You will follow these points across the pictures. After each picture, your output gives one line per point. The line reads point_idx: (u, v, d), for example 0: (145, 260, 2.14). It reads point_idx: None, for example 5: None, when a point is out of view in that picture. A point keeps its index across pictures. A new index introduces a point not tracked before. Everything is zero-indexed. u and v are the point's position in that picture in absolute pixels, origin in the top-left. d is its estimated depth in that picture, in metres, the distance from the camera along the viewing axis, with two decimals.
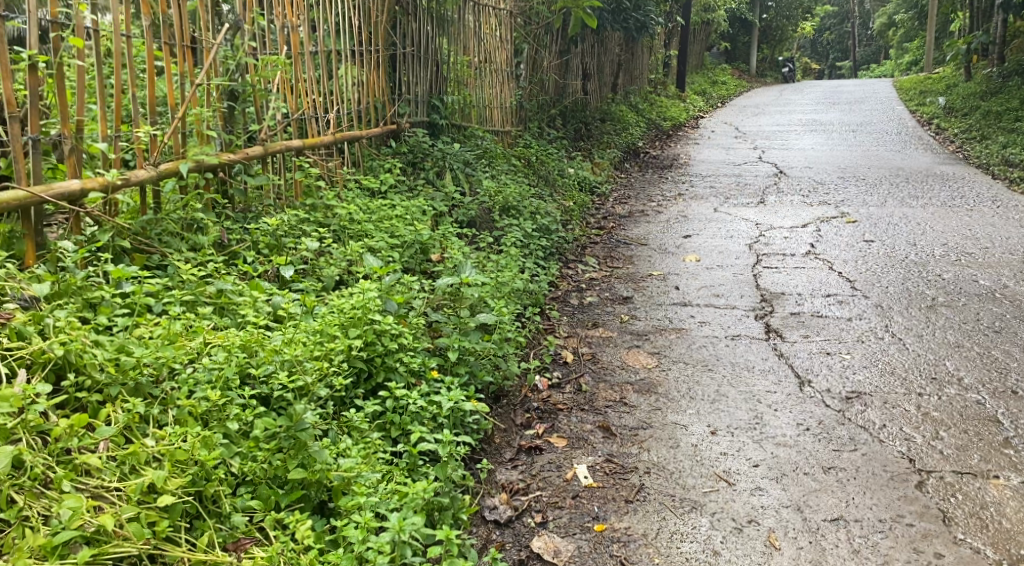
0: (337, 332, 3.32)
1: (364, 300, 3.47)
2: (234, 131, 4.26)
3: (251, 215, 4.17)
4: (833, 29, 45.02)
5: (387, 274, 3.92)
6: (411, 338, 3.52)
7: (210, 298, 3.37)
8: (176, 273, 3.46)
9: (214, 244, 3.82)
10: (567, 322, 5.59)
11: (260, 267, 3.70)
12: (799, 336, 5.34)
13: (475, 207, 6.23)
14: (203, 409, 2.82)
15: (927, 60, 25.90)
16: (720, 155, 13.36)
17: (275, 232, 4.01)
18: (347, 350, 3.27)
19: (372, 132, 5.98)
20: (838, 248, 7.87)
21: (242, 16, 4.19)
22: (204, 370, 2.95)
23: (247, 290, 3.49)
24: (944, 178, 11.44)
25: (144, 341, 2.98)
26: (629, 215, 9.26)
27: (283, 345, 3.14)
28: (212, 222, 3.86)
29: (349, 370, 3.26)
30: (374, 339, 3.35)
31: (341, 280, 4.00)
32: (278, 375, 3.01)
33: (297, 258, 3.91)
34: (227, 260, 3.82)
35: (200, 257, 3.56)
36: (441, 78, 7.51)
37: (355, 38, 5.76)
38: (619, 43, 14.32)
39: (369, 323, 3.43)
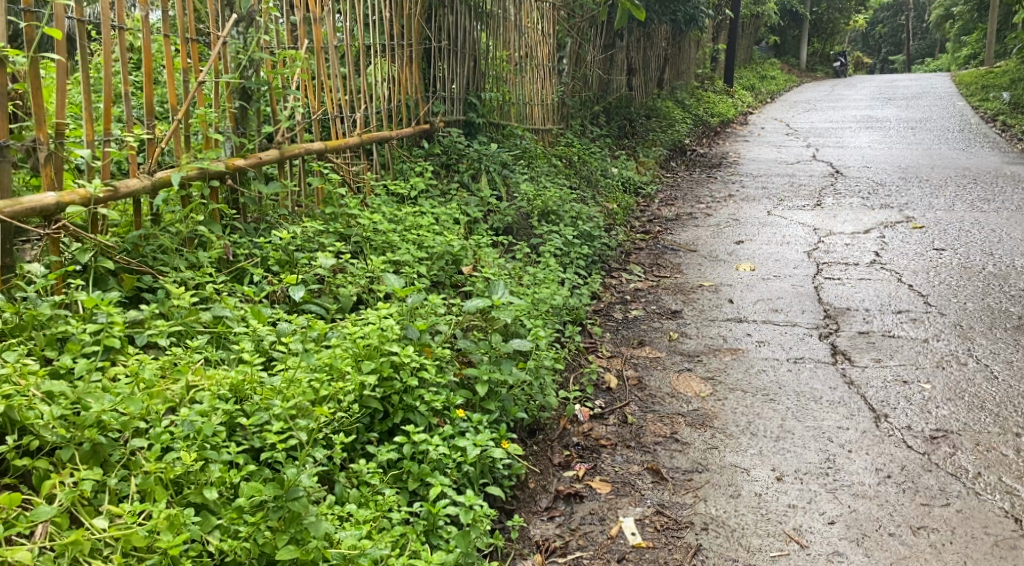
0: (349, 366, 2.94)
1: (381, 327, 3.07)
2: (246, 134, 3.82)
3: (262, 227, 3.78)
4: (886, 22, 43.83)
5: (410, 294, 3.46)
6: (435, 371, 3.10)
7: (206, 326, 3.09)
8: (167, 298, 3.14)
9: (217, 261, 3.46)
10: (611, 340, 5.12)
11: (266, 289, 3.30)
12: (870, 360, 4.88)
13: (512, 213, 5.79)
14: (176, 473, 2.50)
15: (986, 55, 24.99)
16: (772, 153, 12.74)
17: (286, 245, 3.62)
18: (359, 389, 2.88)
19: (403, 132, 5.56)
20: (907, 258, 7.33)
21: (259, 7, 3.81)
22: (183, 423, 2.61)
23: (247, 319, 3.15)
24: (1015, 179, 10.75)
25: (112, 390, 2.63)
26: (676, 218, 8.75)
27: (280, 388, 2.79)
28: (216, 235, 3.52)
29: (361, 411, 2.88)
30: (391, 374, 2.96)
31: (360, 299, 3.59)
32: (271, 427, 2.67)
33: (309, 277, 3.50)
34: (233, 280, 3.46)
35: (197, 279, 3.24)
36: (478, 75, 7.09)
37: (385, 31, 5.35)
38: (666, 37, 13.77)
39: (386, 354, 3.03)
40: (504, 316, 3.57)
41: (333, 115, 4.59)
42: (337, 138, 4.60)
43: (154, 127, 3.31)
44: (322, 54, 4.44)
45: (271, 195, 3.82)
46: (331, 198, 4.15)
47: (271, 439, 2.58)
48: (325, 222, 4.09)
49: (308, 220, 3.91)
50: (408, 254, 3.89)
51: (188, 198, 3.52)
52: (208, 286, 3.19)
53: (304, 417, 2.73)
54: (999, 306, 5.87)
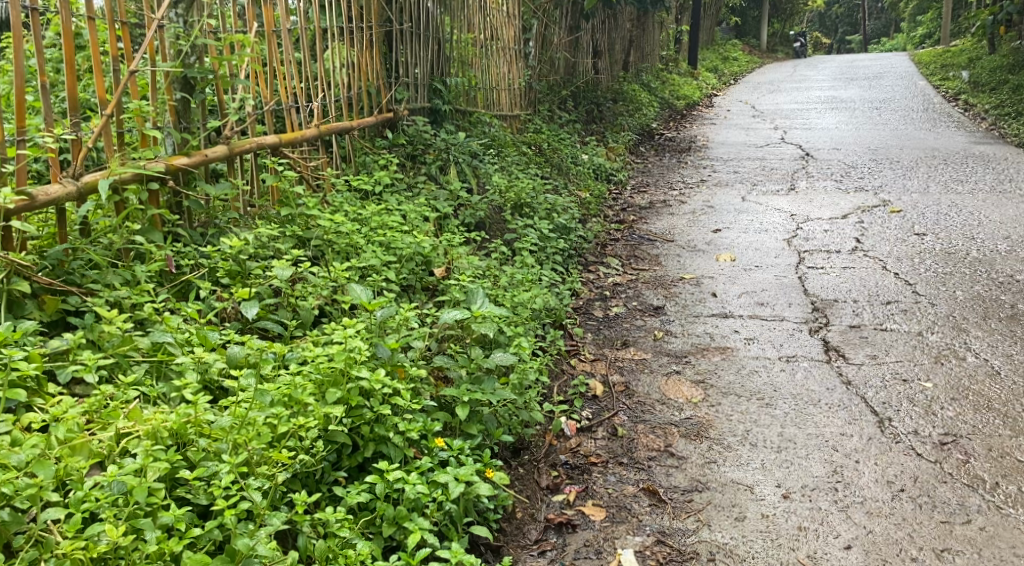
0: (312, 397, 2.69)
1: (347, 346, 2.79)
2: (190, 128, 3.45)
3: (210, 233, 3.41)
4: (843, 4, 43.96)
5: (378, 308, 3.13)
6: (410, 396, 2.85)
7: (145, 353, 2.80)
8: (96, 323, 2.83)
9: (158, 274, 3.13)
10: (592, 341, 4.84)
11: (217, 307, 3.00)
12: (865, 357, 4.64)
13: (484, 207, 5.47)
14: (102, 548, 2.20)
15: (942, 35, 25.05)
16: (741, 136, 12.53)
17: (238, 254, 3.29)
18: (324, 423, 2.64)
19: (365, 122, 5.20)
20: (888, 243, 7.12)
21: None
22: (113, 484, 2.34)
23: (193, 345, 2.86)
24: (985, 159, 10.62)
25: (21, 446, 2.36)
26: (650, 206, 8.48)
27: (229, 429, 2.54)
28: (158, 246, 3.18)
29: (328, 447, 2.65)
30: (360, 403, 2.72)
31: (323, 311, 3.27)
32: (220, 480, 2.40)
33: (263, 290, 3.16)
34: (178, 296, 3.14)
35: (133, 300, 2.92)
36: (443, 59, 6.73)
37: (342, 13, 4.97)
38: (631, 19, 13.46)
39: (353, 379, 2.77)
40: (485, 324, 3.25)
41: (287, 105, 4.21)
42: (293, 131, 4.22)
43: (79, 125, 2.94)
44: (273, 38, 4.05)
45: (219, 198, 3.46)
46: (287, 198, 3.75)
47: (219, 500, 2.32)
48: (280, 226, 3.72)
49: (262, 226, 3.56)
50: (375, 259, 3.56)
51: (123, 203, 3.16)
52: (145, 307, 2.88)
53: (260, 465, 2.49)
54: (990, 295, 5.67)
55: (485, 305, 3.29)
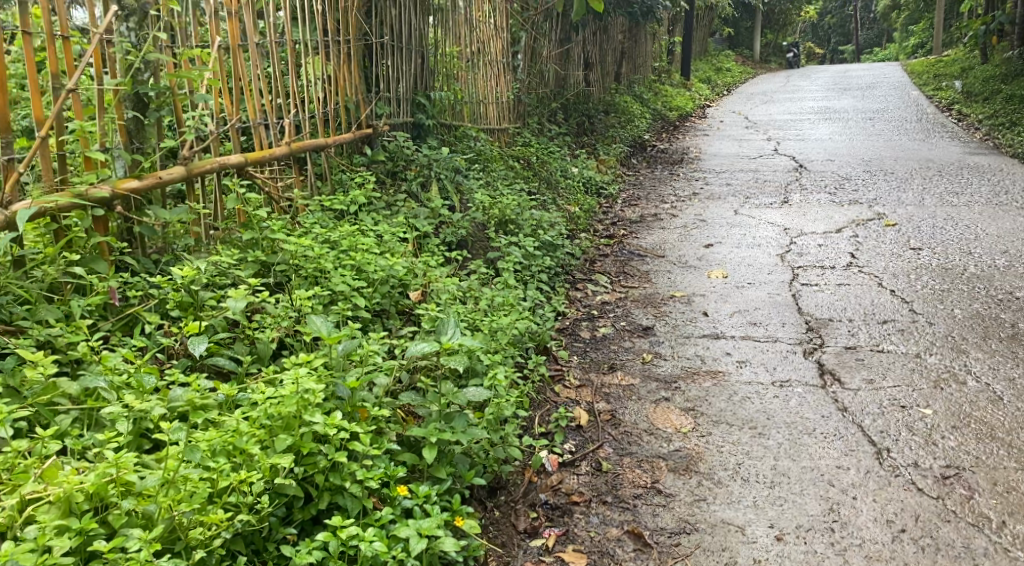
0: (259, 446, 2.63)
1: (300, 387, 2.74)
2: (143, 148, 3.36)
3: (162, 261, 3.35)
4: (835, 13, 43.96)
5: (338, 342, 3.04)
6: (370, 442, 2.76)
7: (75, 399, 2.75)
8: (21, 365, 2.78)
9: (101, 308, 3.08)
10: (578, 365, 4.64)
11: (165, 341, 2.94)
12: (862, 382, 4.45)
13: (466, 225, 5.28)
14: None
15: (934, 44, 24.97)
16: (733, 148, 12.37)
17: (190, 284, 3.21)
18: (270, 475, 2.58)
19: (342, 139, 5.03)
20: (883, 259, 6.96)
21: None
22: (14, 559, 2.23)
23: (129, 388, 2.78)
24: (979, 170, 10.48)
25: None
26: (641, 220, 8.30)
27: (157, 490, 2.45)
28: (103, 277, 3.11)
29: (276, 501, 2.59)
30: (313, 451, 2.66)
31: (283, 344, 3.20)
32: (138, 548, 2.29)
33: (216, 324, 3.11)
34: (124, 331, 3.09)
35: (67, 338, 2.86)
36: (427, 72, 6.55)
37: (317, 26, 4.81)
38: (622, 30, 13.29)
39: (305, 425, 2.71)
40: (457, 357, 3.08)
41: (254, 121, 4.03)
42: (262, 149, 4.05)
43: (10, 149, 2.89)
44: (239, 53, 3.88)
45: (175, 221, 3.33)
46: (251, 221, 3.59)
47: None
48: (241, 251, 3.56)
49: (224, 251, 3.44)
50: (345, 286, 3.40)
51: (64, 231, 3.11)
52: (80, 345, 2.83)
53: (191, 531, 2.41)
54: (989, 313, 5.50)
55: (457, 335, 3.12)
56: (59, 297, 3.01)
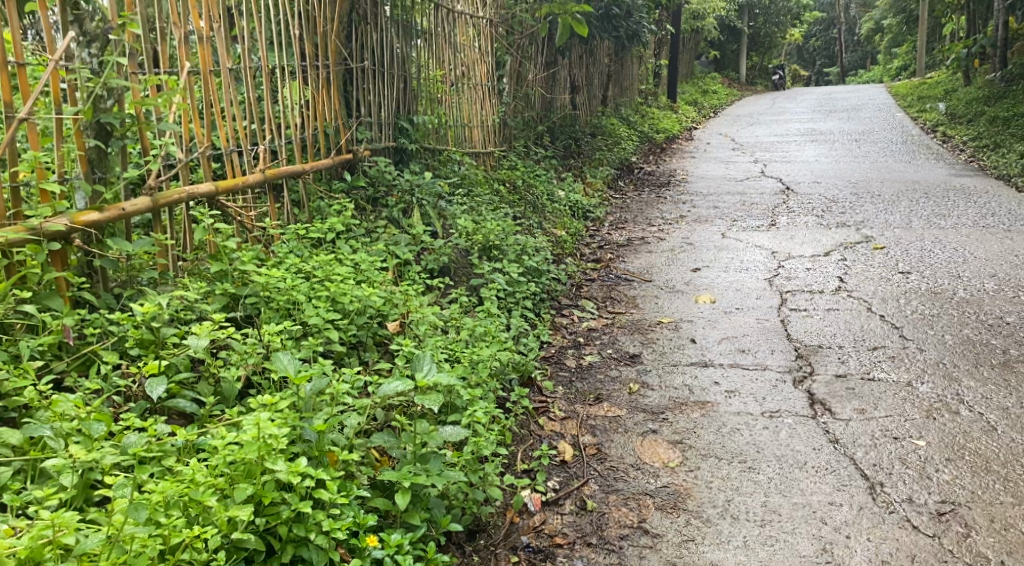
0: (217, 496, 2.55)
1: (263, 432, 2.63)
2: (105, 178, 3.25)
3: (124, 295, 3.25)
4: (819, 36, 44.27)
5: (307, 380, 2.97)
6: (338, 491, 2.70)
7: (20, 447, 2.65)
8: None
9: (55, 349, 2.98)
10: (564, 395, 4.52)
11: (121, 382, 2.86)
12: (852, 411, 4.35)
13: (448, 251, 5.16)
14: None
15: (917, 66, 25.14)
16: (720, 170, 12.31)
17: (151, 321, 3.10)
18: (228, 528, 2.50)
19: (321, 165, 4.95)
20: (872, 283, 6.88)
21: (114, 23, 3.24)
22: None
23: (77, 436, 2.67)
24: (965, 192, 10.45)
25: None
26: (628, 243, 8.20)
27: (100, 550, 2.34)
28: (57, 316, 3.02)
29: (234, 556, 2.52)
30: (276, 502, 2.59)
31: (250, 382, 3.13)
32: None
33: (178, 363, 3.03)
34: (78, 372, 2.98)
35: (13, 382, 2.76)
36: (409, 95, 6.46)
37: (294, 51, 4.74)
38: (609, 52, 13.26)
39: (267, 473, 2.64)
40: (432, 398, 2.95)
41: (227, 149, 3.98)
42: (233, 177, 3.99)
43: None
44: (210, 80, 3.83)
45: (138, 253, 3.27)
46: (219, 252, 3.51)
47: None
48: (208, 282, 3.48)
49: (191, 284, 3.39)
50: (318, 319, 3.35)
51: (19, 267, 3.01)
52: (27, 391, 2.73)
53: None
54: (980, 339, 5.42)
55: (431, 373, 3.04)
56: (7, 337, 2.90)
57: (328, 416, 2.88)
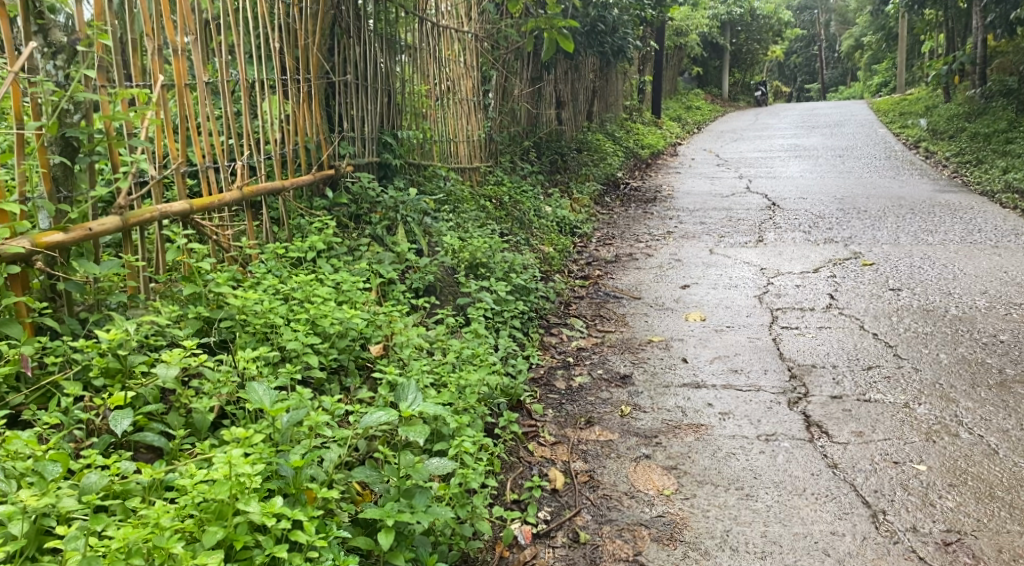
0: (185, 541, 2.42)
1: (235, 470, 2.52)
2: (71, 197, 3.12)
3: (89, 321, 3.09)
4: (799, 53, 44.58)
5: (283, 412, 2.83)
6: (315, 532, 2.57)
7: None
8: None
9: (12, 380, 2.83)
10: (553, 419, 4.39)
11: (80, 416, 2.72)
12: (850, 435, 4.23)
13: (434, 269, 5.02)
14: None
15: (897, 83, 25.30)
16: (705, 186, 12.23)
17: (117, 348, 2.95)
18: None
19: (301, 181, 4.82)
20: (863, 300, 6.78)
21: (81, 33, 3.14)
22: None
23: (30, 479, 2.53)
24: (950, 208, 10.41)
25: None
26: (616, 259, 8.10)
27: None
28: (15, 346, 2.87)
29: None
30: (248, 547, 2.45)
31: (222, 413, 2.99)
32: None
33: (144, 393, 2.88)
34: (35, 406, 2.83)
35: None
36: (394, 110, 6.33)
37: (274, 64, 4.62)
38: (594, 68, 13.20)
39: (239, 515, 2.51)
40: (419, 428, 2.83)
41: (202, 165, 3.84)
42: (209, 195, 3.85)
43: None
44: (185, 94, 3.70)
45: (106, 275, 3.11)
46: (193, 274, 3.37)
47: None
48: (180, 306, 3.35)
49: (162, 307, 3.24)
50: (296, 344, 3.26)
51: None
52: None
53: None
54: (975, 358, 5.32)
55: (417, 402, 2.94)
56: None
57: (306, 449, 2.77)
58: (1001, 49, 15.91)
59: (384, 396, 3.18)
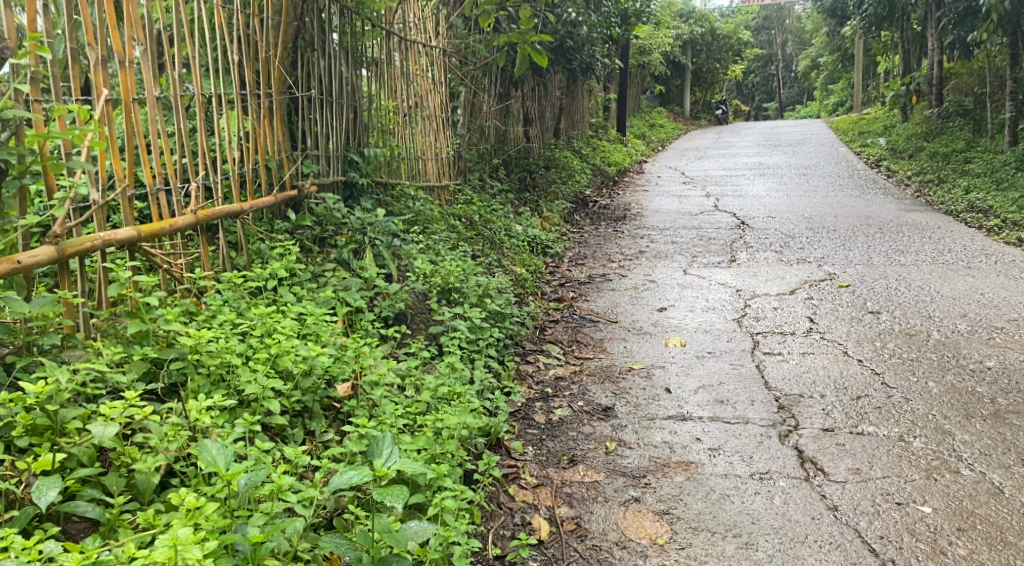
0: None
1: (180, 554, 2.25)
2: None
3: (15, 367, 2.75)
4: (757, 72, 44.89)
5: (240, 473, 2.55)
6: None
7: None
8: None
9: None
10: (535, 458, 4.16)
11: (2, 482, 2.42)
12: (846, 470, 4.01)
13: (404, 296, 4.73)
14: None
15: (854, 102, 25.46)
16: (674, 204, 12.06)
17: (47, 401, 2.64)
18: None
19: (261, 204, 4.53)
20: (844, 323, 6.56)
21: (10, 43, 2.85)
22: None
23: None
24: (918, 228, 10.30)
25: None
26: (589, 280, 7.85)
27: None
28: None
29: None
30: None
31: (169, 473, 2.70)
32: None
33: (78, 454, 2.58)
34: None
35: None
36: (360, 126, 6.03)
37: (232, 79, 4.34)
38: (561, 85, 12.98)
39: None
40: (395, 491, 2.57)
41: (153, 189, 3.55)
42: (159, 220, 3.55)
43: None
44: (133, 109, 3.39)
45: (37, 314, 2.79)
46: (140, 308, 3.05)
47: None
48: (125, 346, 3.02)
49: (104, 348, 2.92)
50: (255, 388, 2.97)
51: None
52: None
53: None
54: (966, 387, 5.06)
55: (394, 459, 2.68)
56: None
57: (266, 519, 2.51)
58: (957, 70, 15.98)
59: (353, 447, 2.92)
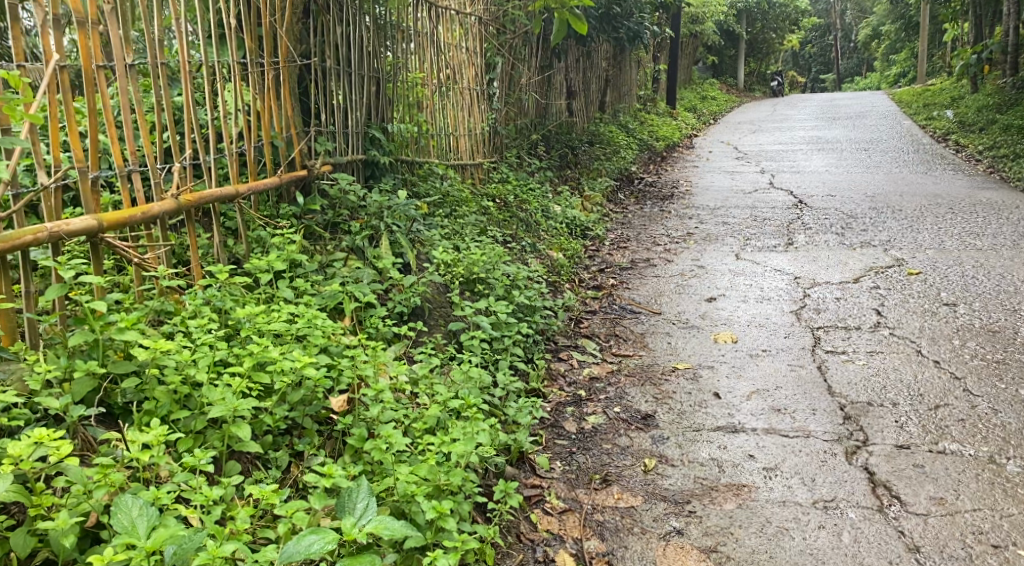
0: None
1: None
2: None
3: None
4: (815, 42, 43.41)
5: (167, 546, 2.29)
6: None
7: None
8: None
9: None
10: (563, 475, 3.68)
11: None
12: (928, 499, 3.45)
13: (421, 289, 4.26)
14: None
15: (918, 73, 24.24)
16: (725, 181, 11.40)
17: None
18: None
19: (264, 186, 4.09)
20: (914, 316, 5.93)
21: None
22: None
23: None
24: (993, 207, 9.51)
25: None
26: (632, 266, 7.30)
27: None
28: None
29: None
30: None
31: (94, 522, 2.42)
32: None
33: None
34: None
35: None
36: (383, 100, 5.53)
37: (229, 47, 3.89)
38: (607, 56, 12.36)
39: None
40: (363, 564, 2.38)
41: (124, 172, 3.14)
42: (131, 208, 3.15)
43: None
44: (99, 79, 3.00)
45: None
46: (90, 316, 2.72)
47: None
48: (70, 359, 2.70)
49: (41, 362, 2.62)
50: (221, 412, 2.64)
51: None
52: None
53: None
54: None
55: (369, 518, 2.48)
56: None
57: None
58: None
59: (323, 486, 2.58)
